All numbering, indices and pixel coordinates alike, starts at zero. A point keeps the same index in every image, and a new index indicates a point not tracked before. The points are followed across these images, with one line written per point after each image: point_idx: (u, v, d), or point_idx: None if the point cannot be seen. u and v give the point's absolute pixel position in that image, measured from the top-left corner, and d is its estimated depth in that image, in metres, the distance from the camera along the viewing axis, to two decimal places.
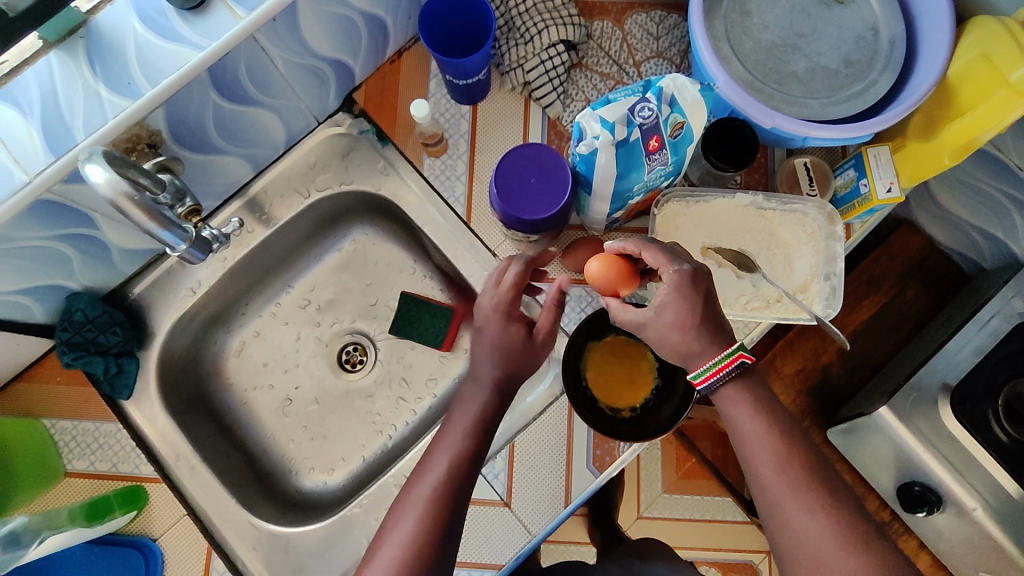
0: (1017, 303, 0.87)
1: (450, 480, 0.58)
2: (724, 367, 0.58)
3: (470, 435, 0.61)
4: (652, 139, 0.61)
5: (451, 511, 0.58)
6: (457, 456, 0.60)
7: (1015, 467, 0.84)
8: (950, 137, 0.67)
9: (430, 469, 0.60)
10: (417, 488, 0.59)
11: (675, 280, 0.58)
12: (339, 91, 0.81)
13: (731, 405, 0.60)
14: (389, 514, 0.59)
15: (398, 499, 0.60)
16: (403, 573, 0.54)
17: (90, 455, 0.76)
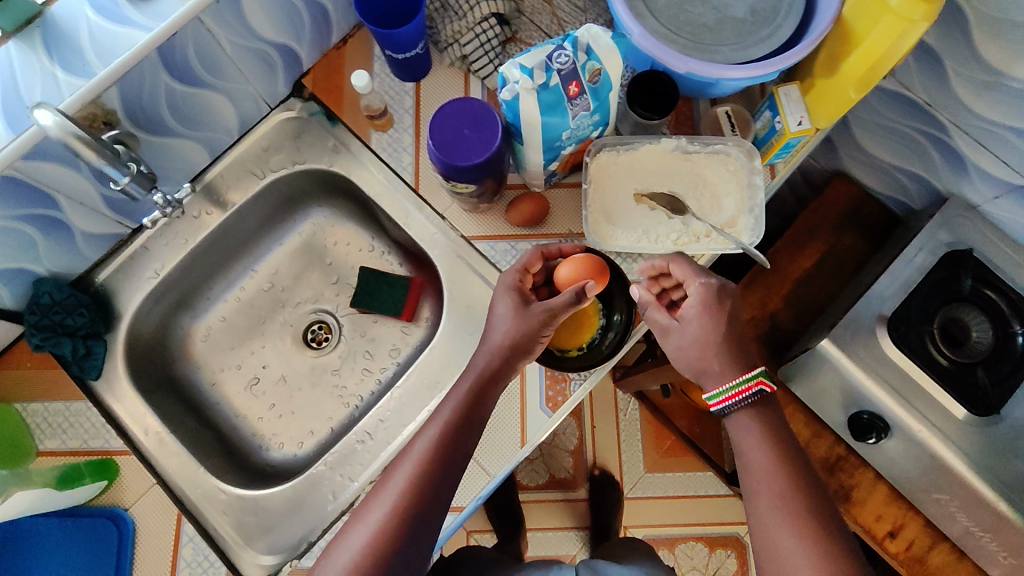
0: (942, 235, 0.95)
1: (434, 458, 0.65)
2: (744, 390, 0.67)
3: (457, 418, 0.68)
4: (571, 84, 0.67)
5: (432, 485, 0.65)
6: (442, 436, 0.67)
7: (958, 389, 0.90)
8: (851, 69, 0.73)
9: (416, 446, 0.67)
10: (404, 465, 0.66)
11: (701, 293, 0.70)
12: (288, 77, 0.86)
13: (740, 430, 0.68)
14: (376, 487, 0.66)
15: (386, 473, 0.67)
16: (382, 537, 0.62)
17: (62, 434, 0.80)
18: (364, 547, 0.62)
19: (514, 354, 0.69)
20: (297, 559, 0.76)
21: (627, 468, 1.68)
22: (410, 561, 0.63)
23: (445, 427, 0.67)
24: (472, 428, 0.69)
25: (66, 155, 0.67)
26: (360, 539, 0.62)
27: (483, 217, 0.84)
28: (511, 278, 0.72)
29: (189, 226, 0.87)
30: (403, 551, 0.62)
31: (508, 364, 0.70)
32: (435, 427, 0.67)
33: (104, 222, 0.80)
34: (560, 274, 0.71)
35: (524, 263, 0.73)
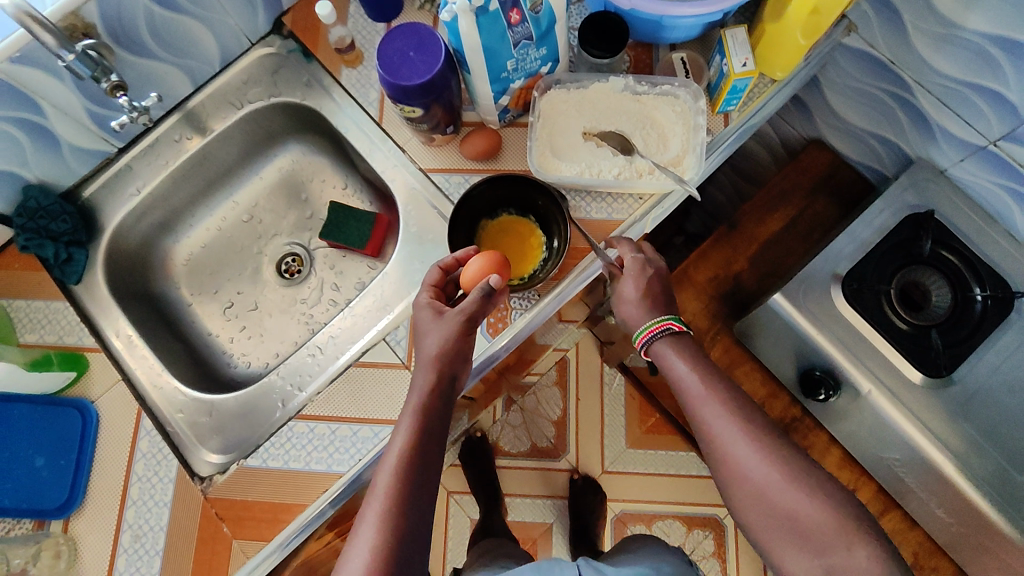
0: (908, 197, 0.94)
1: (400, 483, 0.62)
2: (659, 327, 0.70)
3: (414, 438, 0.65)
4: (512, 11, 0.69)
5: (408, 516, 0.60)
6: (403, 460, 0.63)
7: (914, 353, 0.88)
8: (795, 12, 0.74)
9: (380, 480, 0.63)
10: (372, 503, 0.61)
11: (633, 263, 0.72)
12: (268, 15, 0.91)
13: (669, 360, 0.69)
14: (350, 535, 0.61)
15: (357, 518, 0.62)
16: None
17: (40, 330, 0.85)
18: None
19: (446, 362, 0.68)
20: (243, 459, 0.80)
21: (609, 442, 1.64)
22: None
23: (405, 453, 0.64)
24: (433, 447, 0.66)
25: (51, 65, 0.75)
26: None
27: (439, 150, 0.87)
28: (424, 297, 0.72)
29: (171, 150, 0.94)
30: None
31: (450, 369, 0.68)
32: (395, 455, 0.64)
33: (91, 138, 0.87)
34: (466, 276, 0.71)
35: (431, 279, 0.73)
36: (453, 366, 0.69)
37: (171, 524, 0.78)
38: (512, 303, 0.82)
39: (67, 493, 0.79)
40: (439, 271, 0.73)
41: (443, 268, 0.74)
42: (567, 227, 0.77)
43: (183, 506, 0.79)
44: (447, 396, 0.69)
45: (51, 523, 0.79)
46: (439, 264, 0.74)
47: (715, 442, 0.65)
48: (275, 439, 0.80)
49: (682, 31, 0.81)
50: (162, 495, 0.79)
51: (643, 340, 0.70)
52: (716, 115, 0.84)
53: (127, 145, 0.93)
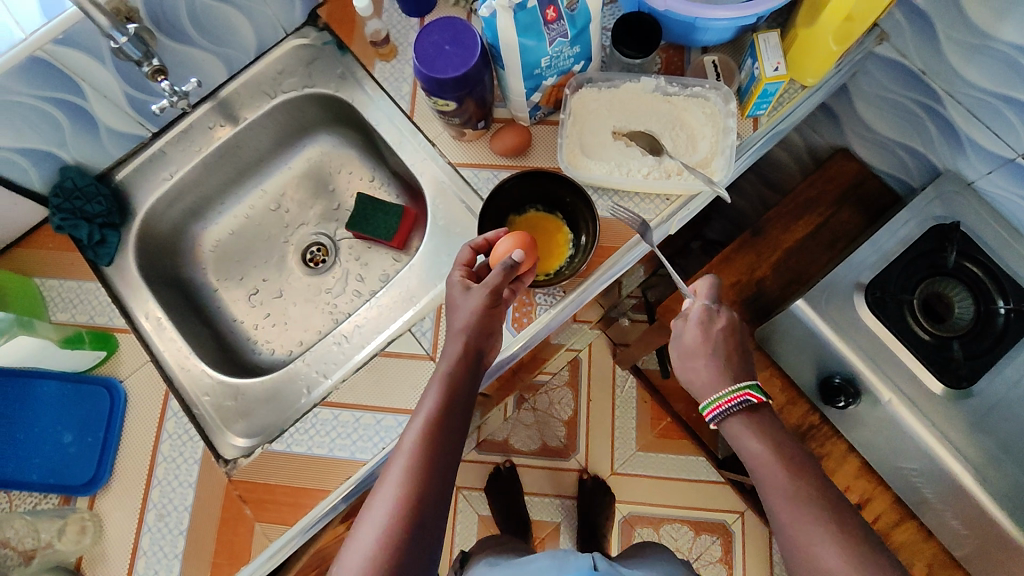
0: (935, 209, 0.94)
1: (424, 447, 0.65)
2: (731, 400, 0.68)
3: (439, 406, 0.68)
4: (549, 9, 0.69)
5: (429, 481, 0.64)
6: (429, 426, 0.67)
7: (936, 363, 0.88)
8: (828, 18, 0.74)
9: (405, 442, 0.67)
10: (396, 462, 0.66)
11: (701, 311, 0.73)
12: (304, 7, 0.93)
13: (742, 439, 0.67)
14: (374, 489, 0.65)
15: (381, 474, 0.66)
16: (390, 539, 0.61)
17: (72, 309, 0.87)
18: (374, 550, 0.60)
19: (472, 335, 0.71)
20: (267, 442, 0.81)
21: (619, 444, 1.64)
22: (422, 556, 0.62)
23: (429, 419, 0.67)
24: (458, 415, 0.69)
25: (94, 47, 0.76)
26: (367, 541, 0.61)
27: (469, 145, 0.88)
28: (454, 274, 0.73)
29: (204, 137, 0.95)
30: (413, 548, 0.61)
31: (475, 342, 0.71)
32: (420, 419, 0.67)
33: (127, 121, 0.89)
34: (495, 254, 0.72)
35: (460, 257, 0.75)
36: (479, 340, 0.72)
37: (195, 506, 0.80)
38: (537, 298, 0.83)
39: (93, 471, 0.81)
40: (469, 250, 0.74)
41: (474, 247, 0.74)
42: (594, 221, 0.77)
43: (205, 491, 0.80)
44: (473, 368, 0.72)
45: (78, 499, 0.81)
46: (470, 243, 0.75)
47: (792, 540, 0.61)
48: (299, 425, 0.81)
49: (716, 33, 0.81)
50: (187, 476, 0.81)
51: (712, 412, 0.68)
52: (746, 118, 0.85)
53: (161, 129, 0.94)
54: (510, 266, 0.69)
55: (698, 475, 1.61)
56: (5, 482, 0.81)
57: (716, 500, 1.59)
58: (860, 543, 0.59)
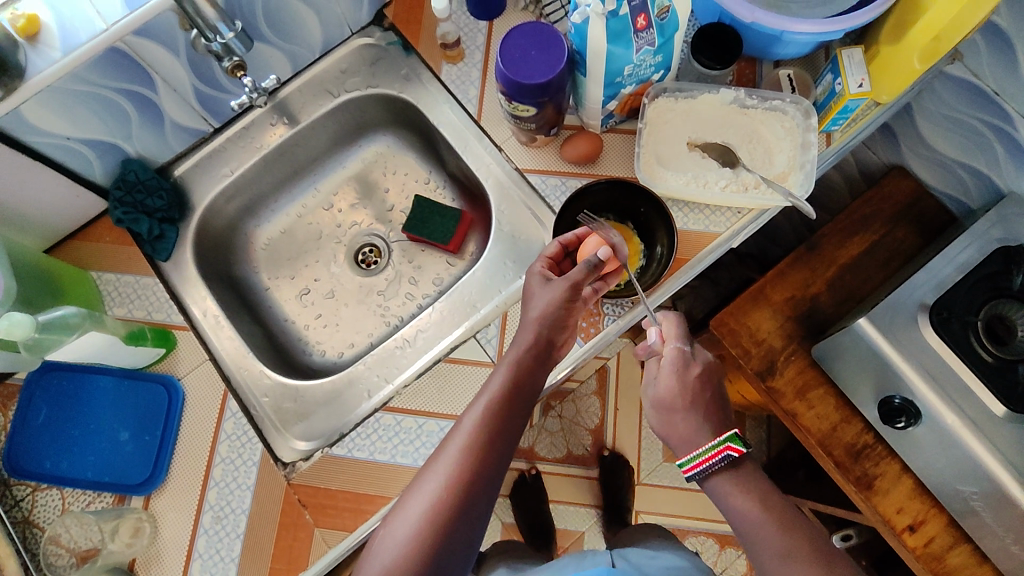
0: (995, 232, 0.93)
1: (484, 429, 0.63)
2: (711, 457, 0.69)
3: (505, 393, 0.66)
4: (640, 17, 0.69)
5: (486, 461, 0.62)
6: (492, 409, 0.65)
7: (1002, 389, 0.87)
8: (915, 36, 0.74)
9: (466, 422, 0.65)
10: (454, 440, 0.64)
11: (676, 356, 0.74)
12: (372, 6, 0.91)
13: (728, 498, 0.68)
14: (427, 463, 0.64)
15: (437, 450, 0.65)
16: (438, 516, 0.59)
17: (130, 303, 0.85)
18: (421, 523, 0.59)
19: (545, 324, 0.70)
20: (328, 447, 0.80)
21: (646, 454, 1.58)
22: (466, 538, 0.60)
23: (493, 403, 0.65)
24: (522, 404, 0.67)
25: (170, 38, 0.74)
26: (415, 513, 0.60)
27: (537, 151, 0.87)
28: (537, 265, 0.74)
29: (263, 135, 0.94)
30: (458, 527, 0.60)
31: (547, 333, 0.70)
32: (484, 401, 0.65)
33: (191, 116, 0.88)
34: (582, 250, 0.73)
35: (546, 251, 0.75)
36: (552, 330, 0.70)
37: (252, 510, 0.78)
38: (605, 309, 0.82)
39: (149, 471, 0.79)
40: (559, 245, 0.74)
41: (563, 243, 0.74)
42: (674, 236, 0.77)
43: (264, 493, 0.79)
44: (542, 357, 0.70)
45: (132, 499, 0.79)
46: (560, 239, 0.75)
47: None
48: (362, 429, 0.80)
49: (796, 47, 0.81)
50: (246, 479, 0.79)
51: (694, 469, 0.70)
52: (820, 133, 0.84)
53: (221, 125, 0.93)
54: (594, 264, 0.70)
55: None
56: (57, 479, 0.79)
57: None
58: None
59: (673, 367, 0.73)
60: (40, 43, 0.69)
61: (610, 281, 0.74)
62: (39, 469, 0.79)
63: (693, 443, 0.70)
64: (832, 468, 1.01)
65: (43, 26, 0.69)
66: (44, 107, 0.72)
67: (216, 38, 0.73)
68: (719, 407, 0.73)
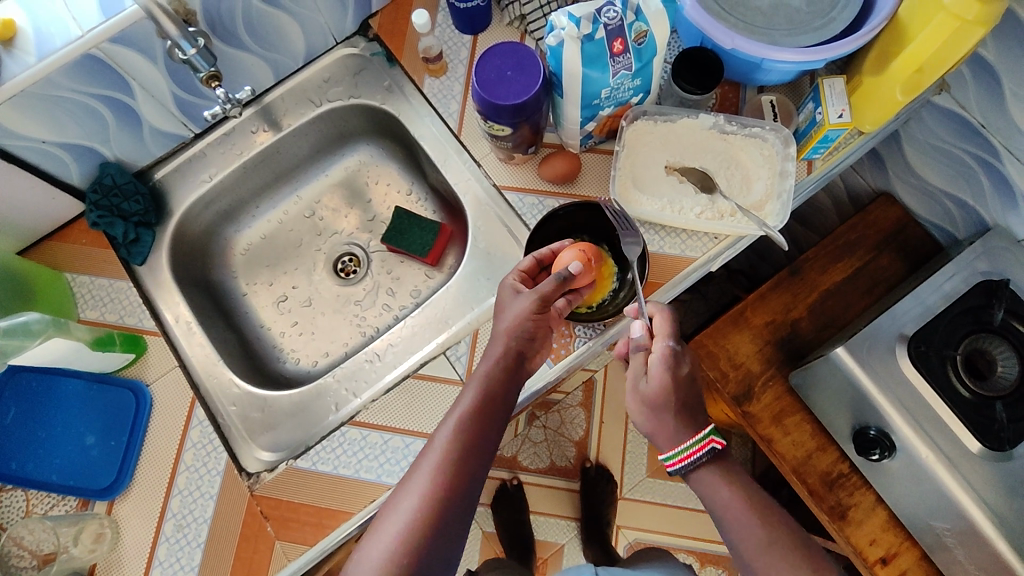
0: (980, 264, 0.91)
1: (457, 448, 0.62)
2: (696, 450, 0.65)
3: (477, 407, 0.64)
4: (616, 41, 0.68)
5: (460, 479, 0.61)
6: (466, 426, 0.63)
7: (975, 423, 0.86)
8: (900, 67, 0.73)
9: (437, 439, 0.63)
10: (427, 459, 0.62)
11: (667, 352, 0.68)
12: (357, 17, 0.91)
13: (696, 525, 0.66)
14: (400, 483, 0.62)
15: (410, 469, 0.63)
16: (412, 537, 0.58)
17: (102, 307, 0.85)
18: (395, 546, 0.57)
19: (517, 337, 0.68)
20: (292, 459, 0.80)
21: (629, 469, 1.53)
22: (442, 559, 0.59)
23: (465, 419, 0.63)
24: (495, 420, 0.65)
25: (148, 46, 0.74)
26: (389, 534, 0.58)
27: (516, 168, 0.87)
28: (509, 278, 0.72)
29: (245, 141, 0.94)
30: (434, 548, 0.58)
31: (517, 345, 0.68)
32: (456, 417, 0.64)
33: (171, 121, 0.87)
34: (556, 264, 0.72)
35: (520, 265, 0.74)
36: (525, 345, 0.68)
37: (215, 519, 0.78)
38: (577, 331, 0.81)
39: (113, 476, 0.79)
40: (532, 260, 0.73)
41: (538, 258, 0.73)
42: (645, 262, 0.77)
43: (227, 503, 0.79)
44: (516, 371, 0.68)
45: (96, 503, 0.79)
46: (534, 254, 0.74)
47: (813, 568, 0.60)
48: (326, 443, 0.79)
49: (778, 74, 0.80)
50: (209, 487, 0.79)
51: (677, 463, 0.65)
52: (801, 161, 0.83)
53: (203, 130, 0.93)
54: (564, 277, 0.69)
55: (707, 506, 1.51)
56: (22, 481, 0.78)
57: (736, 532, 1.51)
58: None
59: (663, 366, 0.66)
60: (15, 48, 0.69)
61: (583, 292, 0.74)
62: (4, 470, 0.78)
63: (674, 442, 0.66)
64: (805, 496, 1.00)
65: (19, 30, 0.70)
66: (19, 112, 0.72)
67: (181, 53, 0.72)
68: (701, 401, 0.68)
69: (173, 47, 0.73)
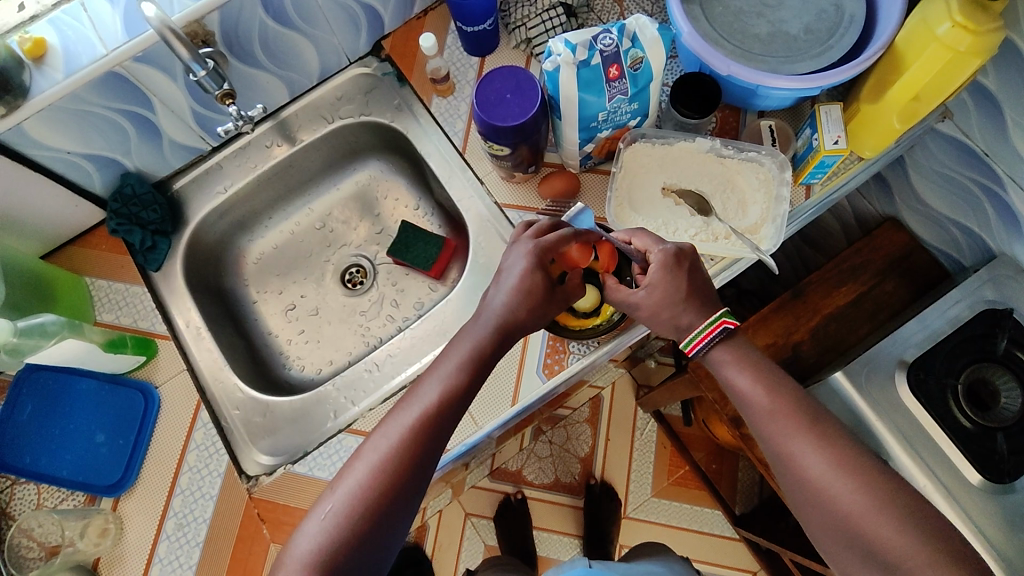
0: (986, 292, 0.90)
1: (438, 409, 0.63)
2: (711, 332, 0.67)
3: (467, 372, 0.65)
4: (612, 67, 0.71)
5: (432, 437, 0.62)
6: (450, 383, 0.64)
7: (977, 455, 0.84)
8: (895, 96, 0.74)
9: (422, 394, 0.64)
10: (406, 410, 0.63)
11: (664, 256, 0.68)
12: (369, 38, 0.95)
13: None
14: (375, 429, 0.63)
15: (386, 417, 0.64)
16: (379, 483, 0.59)
17: (117, 310, 0.90)
18: (363, 487, 0.59)
19: (514, 314, 0.67)
20: (291, 463, 0.82)
21: (633, 489, 1.52)
22: (403, 510, 0.60)
23: (454, 380, 0.64)
24: (478, 381, 0.66)
25: (168, 63, 0.78)
26: (359, 475, 0.60)
27: (517, 186, 0.89)
28: (536, 249, 0.68)
29: (260, 154, 0.98)
30: (397, 499, 0.60)
31: (509, 324, 0.67)
32: (445, 376, 0.65)
33: (189, 135, 0.92)
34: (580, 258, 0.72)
35: (547, 240, 0.69)
36: (518, 318, 0.68)
37: (214, 519, 0.81)
38: (571, 347, 0.83)
39: (120, 474, 0.82)
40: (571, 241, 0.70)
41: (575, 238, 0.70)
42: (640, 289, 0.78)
43: (227, 504, 0.82)
44: (504, 346, 0.69)
45: (102, 499, 0.82)
46: (570, 233, 0.70)
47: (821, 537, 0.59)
48: (323, 450, 0.81)
49: (777, 100, 0.81)
50: (210, 488, 0.82)
51: (695, 349, 0.68)
52: (799, 185, 0.84)
53: (220, 144, 0.97)
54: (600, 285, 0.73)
55: (713, 528, 1.49)
56: (36, 475, 0.82)
57: (746, 559, 1.48)
58: (902, 530, 0.56)
59: (662, 262, 0.68)
60: (46, 65, 0.74)
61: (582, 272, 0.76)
62: (17, 463, 0.81)
63: (692, 341, 0.68)
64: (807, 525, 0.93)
65: (49, 48, 0.74)
66: (47, 125, 0.76)
67: (193, 75, 0.75)
68: (706, 289, 0.70)
69: (185, 68, 0.76)
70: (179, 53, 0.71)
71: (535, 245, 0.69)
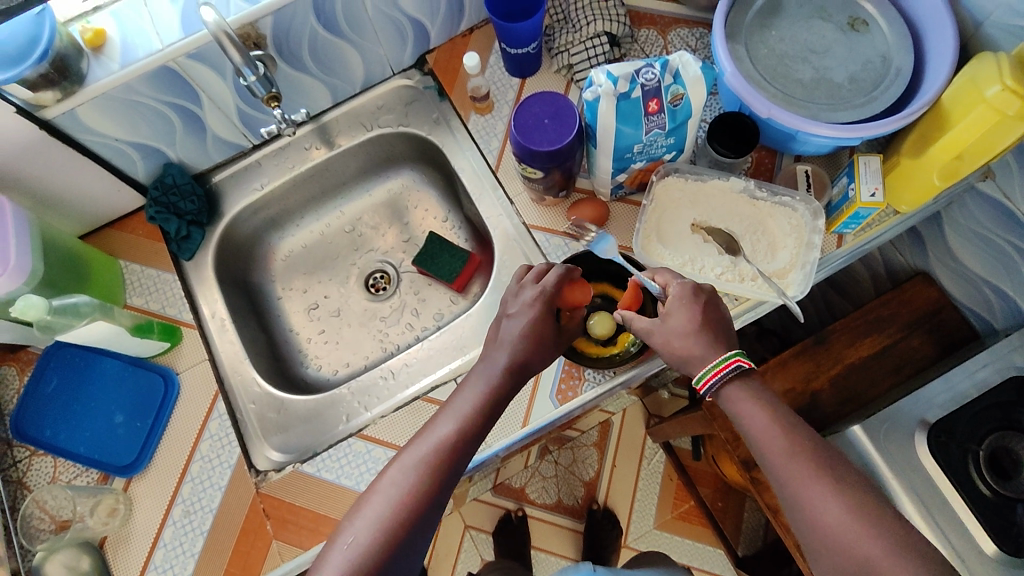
0: (1016, 358, 0.88)
1: (454, 446, 0.62)
2: (722, 369, 0.64)
3: (479, 412, 0.65)
4: (652, 101, 0.71)
5: (450, 474, 0.61)
6: (465, 421, 0.64)
7: (996, 525, 0.81)
8: (936, 153, 0.73)
9: (435, 431, 0.63)
10: (419, 446, 0.62)
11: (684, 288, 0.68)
12: (414, 51, 0.97)
13: None
14: (392, 462, 0.62)
15: (401, 452, 0.63)
16: (398, 520, 0.58)
17: (147, 295, 0.92)
18: (382, 525, 0.58)
19: (527, 356, 0.67)
20: (299, 463, 0.83)
21: (636, 517, 1.50)
22: (420, 545, 0.59)
23: (467, 419, 0.64)
24: (491, 420, 0.66)
25: (219, 62, 0.80)
26: (378, 510, 0.59)
27: (547, 210, 0.89)
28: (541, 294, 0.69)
29: (298, 156, 1.00)
30: (414, 534, 0.58)
31: (521, 363, 0.67)
32: (459, 414, 0.64)
33: (232, 132, 0.94)
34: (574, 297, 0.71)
35: (550, 283, 0.69)
36: (530, 360, 0.67)
37: (221, 509, 0.82)
38: (586, 374, 0.83)
39: (133, 456, 0.84)
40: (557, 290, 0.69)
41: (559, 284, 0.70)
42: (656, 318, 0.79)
43: (233, 496, 0.83)
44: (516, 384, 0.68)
45: (114, 479, 0.84)
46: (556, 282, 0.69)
47: None
48: (333, 452, 0.82)
49: (815, 146, 0.81)
50: (219, 479, 0.83)
51: (705, 387, 0.65)
52: (831, 233, 0.84)
53: (261, 142, 1.00)
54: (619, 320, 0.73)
55: (713, 567, 1.47)
56: (53, 449, 0.84)
57: None
58: None
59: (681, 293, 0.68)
60: (103, 55, 0.77)
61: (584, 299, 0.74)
62: (36, 436, 0.83)
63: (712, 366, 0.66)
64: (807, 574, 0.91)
65: (109, 39, 0.77)
66: (99, 112, 0.79)
67: (243, 78, 0.77)
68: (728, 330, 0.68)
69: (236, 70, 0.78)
70: (231, 57, 0.73)
71: (544, 288, 0.69)
